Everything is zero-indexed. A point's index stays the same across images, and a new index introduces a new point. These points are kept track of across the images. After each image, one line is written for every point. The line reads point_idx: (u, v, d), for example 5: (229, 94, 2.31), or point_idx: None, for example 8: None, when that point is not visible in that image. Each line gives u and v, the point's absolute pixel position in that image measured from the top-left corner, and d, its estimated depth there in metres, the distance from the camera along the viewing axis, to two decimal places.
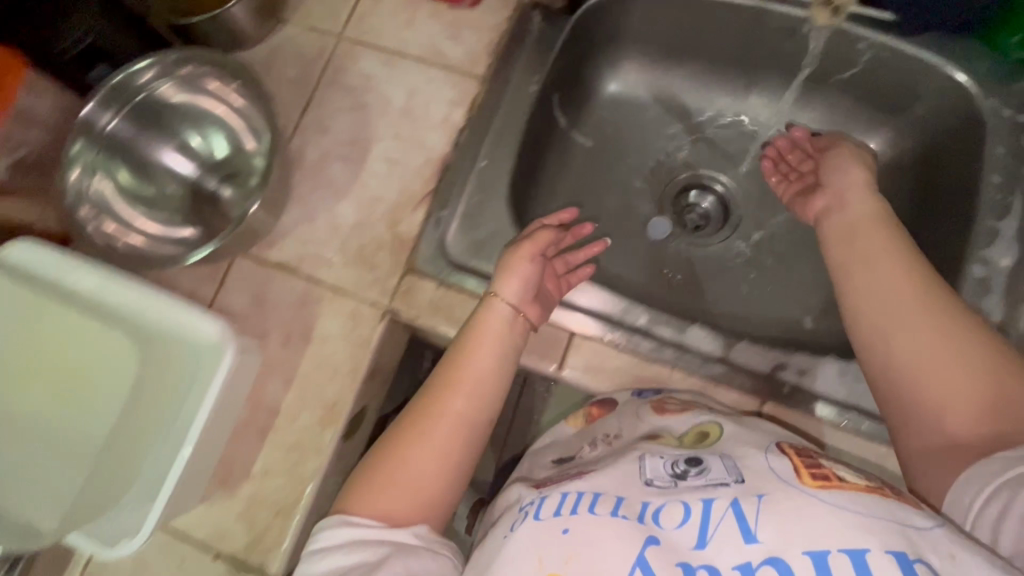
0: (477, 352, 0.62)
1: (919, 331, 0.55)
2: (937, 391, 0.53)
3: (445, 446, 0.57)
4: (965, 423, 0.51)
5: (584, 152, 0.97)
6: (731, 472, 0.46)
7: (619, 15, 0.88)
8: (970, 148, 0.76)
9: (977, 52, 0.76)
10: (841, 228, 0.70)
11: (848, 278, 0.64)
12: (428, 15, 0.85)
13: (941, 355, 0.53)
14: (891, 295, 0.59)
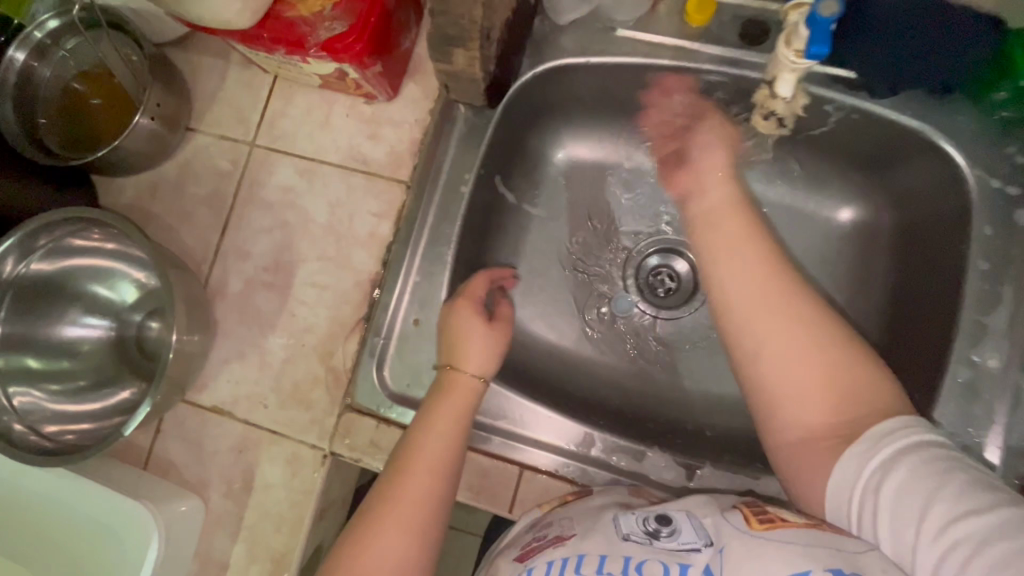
0: (431, 434, 0.61)
1: (788, 322, 0.55)
2: (799, 380, 0.53)
3: (412, 525, 0.56)
4: (815, 413, 0.52)
5: (536, 226, 0.87)
6: (699, 534, 0.50)
7: (557, 85, 0.78)
8: (954, 225, 0.67)
9: (960, 110, 0.66)
10: (706, 214, 0.66)
11: (717, 270, 0.61)
12: (345, 113, 0.78)
13: (801, 350, 0.54)
14: (749, 287, 0.58)
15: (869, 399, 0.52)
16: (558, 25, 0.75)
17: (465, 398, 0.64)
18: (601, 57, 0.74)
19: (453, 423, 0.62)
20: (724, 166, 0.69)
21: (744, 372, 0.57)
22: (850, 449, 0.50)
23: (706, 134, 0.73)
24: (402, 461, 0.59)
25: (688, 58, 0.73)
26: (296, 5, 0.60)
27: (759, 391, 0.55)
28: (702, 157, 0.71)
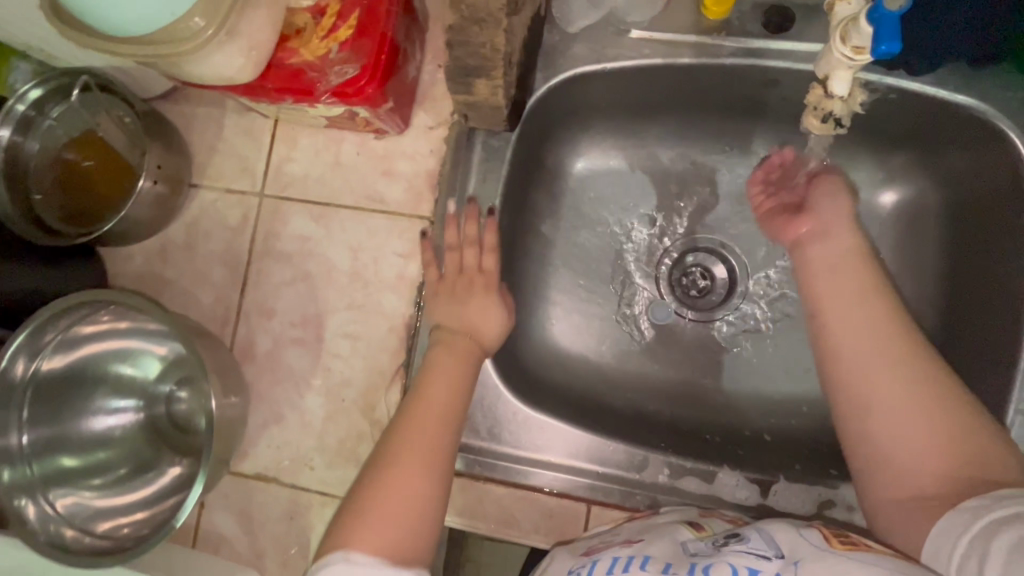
0: (433, 392, 0.60)
1: (903, 380, 0.53)
2: (912, 442, 0.51)
3: (418, 482, 0.55)
4: (927, 479, 0.50)
5: (563, 241, 0.83)
6: (771, 546, 0.48)
7: (574, 94, 0.75)
8: (1005, 199, 0.64)
9: (1004, 82, 0.63)
10: (823, 260, 0.63)
11: (828, 319, 0.59)
12: (356, 150, 0.74)
13: (916, 414, 0.51)
14: (862, 343, 0.56)
15: (991, 468, 0.48)
16: (568, 34, 0.72)
17: (466, 353, 0.63)
18: (619, 63, 0.71)
19: (455, 373, 0.62)
20: (839, 212, 0.65)
21: (845, 415, 0.55)
22: (968, 504, 0.46)
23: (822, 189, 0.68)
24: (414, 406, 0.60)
25: (709, 55, 0.69)
26: (300, 49, 0.56)
27: (868, 449, 0.53)
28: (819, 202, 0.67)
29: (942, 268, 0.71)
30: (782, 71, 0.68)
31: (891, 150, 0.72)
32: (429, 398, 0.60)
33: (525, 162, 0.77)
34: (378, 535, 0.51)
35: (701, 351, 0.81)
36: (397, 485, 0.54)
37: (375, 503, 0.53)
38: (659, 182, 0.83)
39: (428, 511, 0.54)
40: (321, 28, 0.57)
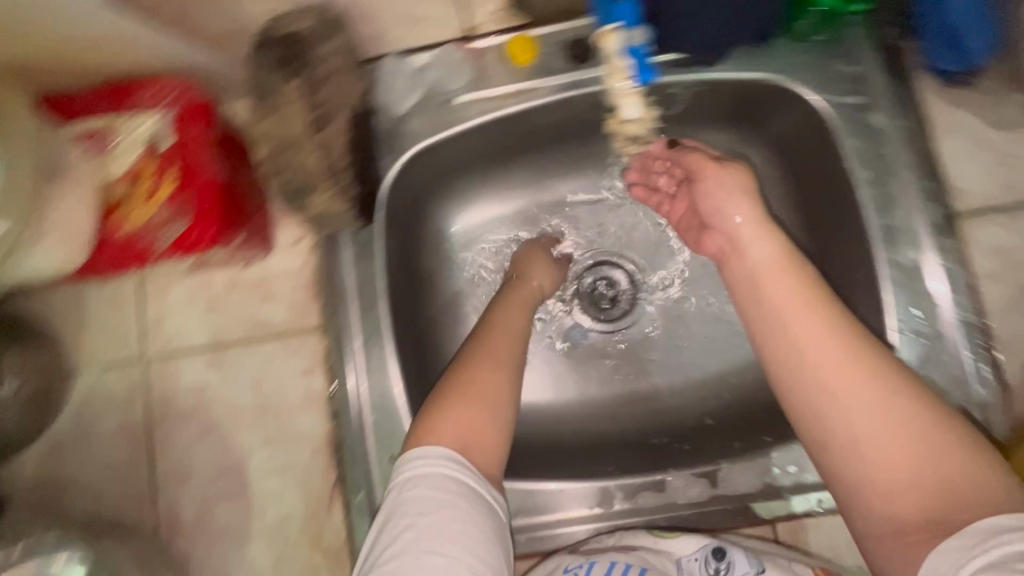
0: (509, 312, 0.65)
1: (871, 406, 0.44)
2: (893, 475, 0.43)
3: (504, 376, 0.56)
4: (912, 517, 0.42)
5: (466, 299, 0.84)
6: (753, 564, 0.59)
7: (426, 166, 0.77)
8: (824, 147, 0.71)
9: (784, 52, 0.70)
10: (751, 271, 0.54)
11: (782, 336, 0.50)
12: (228, 285, 0.72)
13: (893, 440, 0.43)
14: (822, 367, 0.47)
15: (971, 499, 0.41)
16: (399, 116, 0.74)
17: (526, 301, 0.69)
18: (455, 127, 0.74)
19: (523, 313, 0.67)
20: (752, 214, 0.57)
21: (814, 447, 0.48)
22: (952, 541, 0.40)
23: (715, 186, 0.59)
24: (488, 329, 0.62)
25: (532, 99, 0.73)
26: (125, 219, 0.57)
27: (840, 482, 0.46)
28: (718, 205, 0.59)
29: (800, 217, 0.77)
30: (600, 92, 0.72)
31: (723, 128, 0.79)
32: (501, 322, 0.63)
33: (402, 240, 0.79)
34: (461, 419, 0.52)
35: (623, 362, 0.83)
36: (482, 389, 0.54)
37: (457, 394, 0.53)
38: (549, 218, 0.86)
39: (504, 424, 0.54)
40: (141, 194, 0.57)
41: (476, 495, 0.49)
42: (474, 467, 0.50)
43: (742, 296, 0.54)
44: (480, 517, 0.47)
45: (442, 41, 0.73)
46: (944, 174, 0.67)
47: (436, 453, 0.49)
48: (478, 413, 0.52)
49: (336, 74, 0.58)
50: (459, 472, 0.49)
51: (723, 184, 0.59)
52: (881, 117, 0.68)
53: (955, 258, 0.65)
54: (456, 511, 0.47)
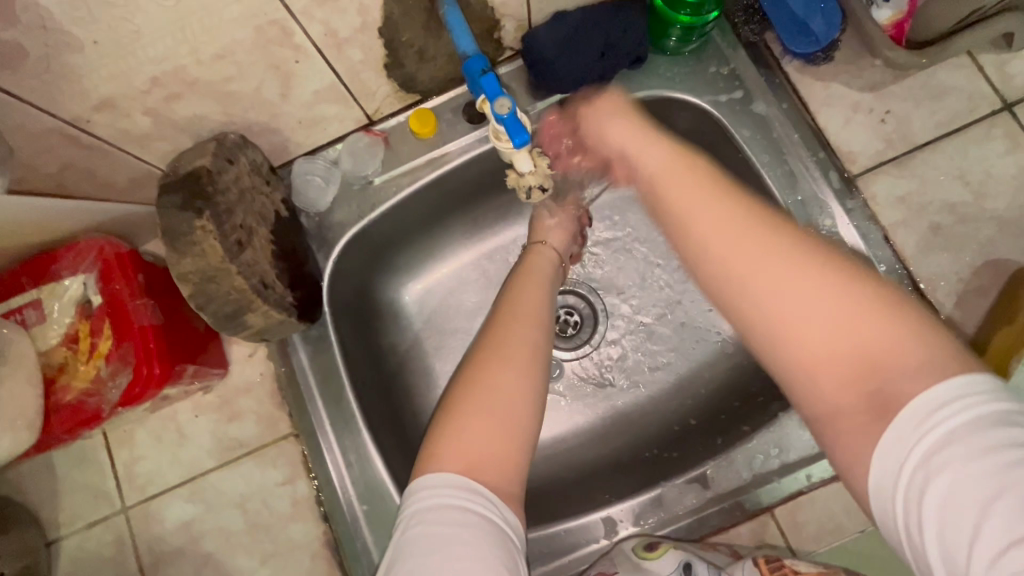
0: (524, 295, 0.66)
1: (775, 273, 0.42)
2: (817, 342, 0.40)
3: (524, 366, 0.57)
4: (843, 391, 0.39)
5: (433, 361, 0.87)
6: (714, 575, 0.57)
7: (362, 249, 0.79)
8: (721, 142, 0.76)
9: (660, 67, 0.75)
10: (649, 174, 0.52)
11: (682, 230, 0.47)
12: (192, 413, 0.72)
13: (809, 306, 0.40)
14: (718, 245, 0.45)
15: (888, 353, 0.38)
16: (322, 209, 0.76)
17: (541, 280, 0.69)
18: (380, 209, 0.77)
19: (540, 292, 0.67)
20: (631, 129, 0.57)
21: (741, 333, 0.45)
22: (899, 427, 0.36)
23: (594, 120, 0.62)
24: (510, 312, 0.63)
25: (444, 165, 0.76)
26: (71, 384, 0.58)
27: (767, 356, 0.43)
28: (609, 133, 0.59)
29: None
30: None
31: None
32: (523, 302, 0.64)
33: (358, 322, 0.81)
34: (474, 434, 0.52)
35: (595, 384, 0.85)
36: (500, 385, 0.55)
37: (473, 400, 0.54)
38: (495, 267, 0.90)
39: (525, 430, 0.54)
40: (81, 355, 0.59)
41: (503, 534, 0.48)
42: (494, 497, 0.49)
43: (646, 204, 0.52)
44: (497, 550, 0.47)
45: (346, 133, 0.75)
46: (835, 142, 0.70)
47: (474, 486, 0.49)
48: (494, 421, 0.53)
49: (244, 198, 0.61)
50: (493, 512, 0.49)
51: (609, 119, 0.60)
52: (762, 104, 0.73)
53: (865, 216, 0.68)
54: (481, 550, 0.46)
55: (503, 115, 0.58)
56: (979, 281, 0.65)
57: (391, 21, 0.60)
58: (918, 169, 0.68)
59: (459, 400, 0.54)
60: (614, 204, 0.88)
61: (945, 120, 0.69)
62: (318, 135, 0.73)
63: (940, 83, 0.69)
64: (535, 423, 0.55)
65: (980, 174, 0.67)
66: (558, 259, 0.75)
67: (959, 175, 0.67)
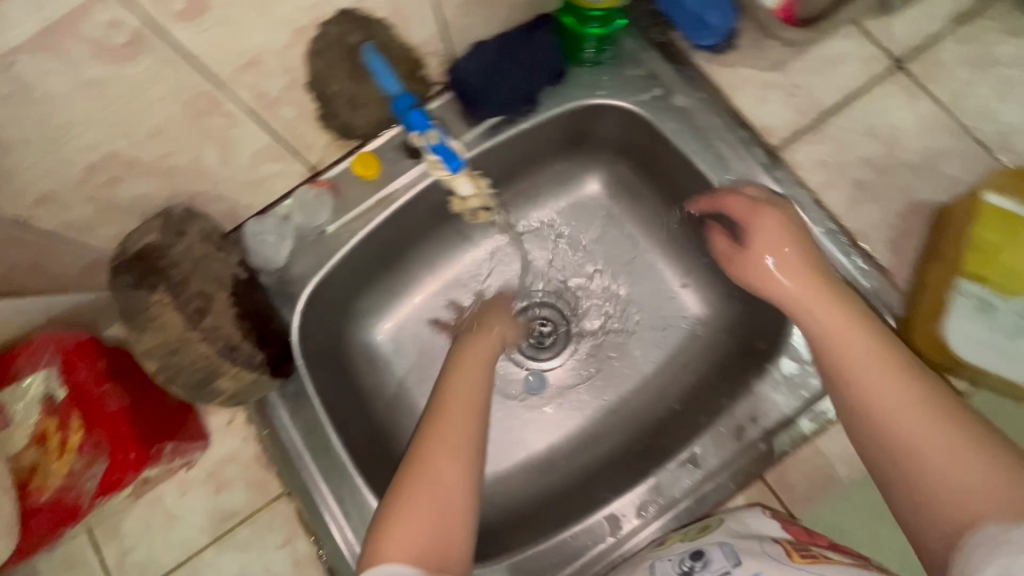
0: (461, 376, 0.65)
1: (903, 400, 0.47)
2: (938, 466, 0.44)
3: (461, 459, 0.56)
4: (957, 510, 0.42)
5: (413, 393, 0.88)
6: (729, 558, 0.54)
7: (328, 298, 0.81)
8: (652, 138, 0.80)
9: (582, 77, 0.80)
10: (788, 295, 0.60)
11: (834, 348, 0.53)
12: (178, 492, 0.70)
13: (934, 434, 0.45)
14: (884, 395, 0.48)
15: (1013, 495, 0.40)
16: (281, 265, 0.77)
17: (479, 360, 0.68)
18: (337, 257, 0.78)
19: (479, 369, 0.66)
20: (802, 253, 0.62)
21: (863, 446, 0.49)
22: (989, 544, 0.39)
23: (756, 218, 0.66)
24: (444, 394, 0.62)
25: (394, 203, 0.79)
26: (45, 483, 0.57)
27: (904, 495, 0.46)
28: (781, 286, 0.61)
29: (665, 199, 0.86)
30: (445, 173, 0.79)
31: (568, 154, 0.88)
32: (459, 383, 0.63)
33: (336, 373, 0.82)
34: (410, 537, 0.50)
35: (578, 391, 0.87)
36: (441, 483, 0.53)
37: (416, 496, 0.52)
38: (461, 292, 0.91)
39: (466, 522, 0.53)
40: (53, 451, 0.58)
41: None
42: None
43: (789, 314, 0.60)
44: None
45: (293, 188, 0.76)
46: (753, 120, 0.75)
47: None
48: (434, 519, 0.51)
49: (194, 267, 0.62)
50: None
51: (776, 274, 0.62)
52: (681, 97, 0.78)
53: (794, 184, 0.72)
54: None
55: (435, 143, 0.70)
56: (907, 225, 0.69)
57: (317, 75, 0.63)
58: (832, 133, 0.73)
59: (399, 493, 0.53)
60: (565, 217, 0.92)
61: (846, 86, 0.74)
62: (265, 194, 0.75)
63: (834, 53, 0.75)
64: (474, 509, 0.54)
65: (887, 129, 0.72)
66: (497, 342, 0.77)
67: (870, 131, 0.72)
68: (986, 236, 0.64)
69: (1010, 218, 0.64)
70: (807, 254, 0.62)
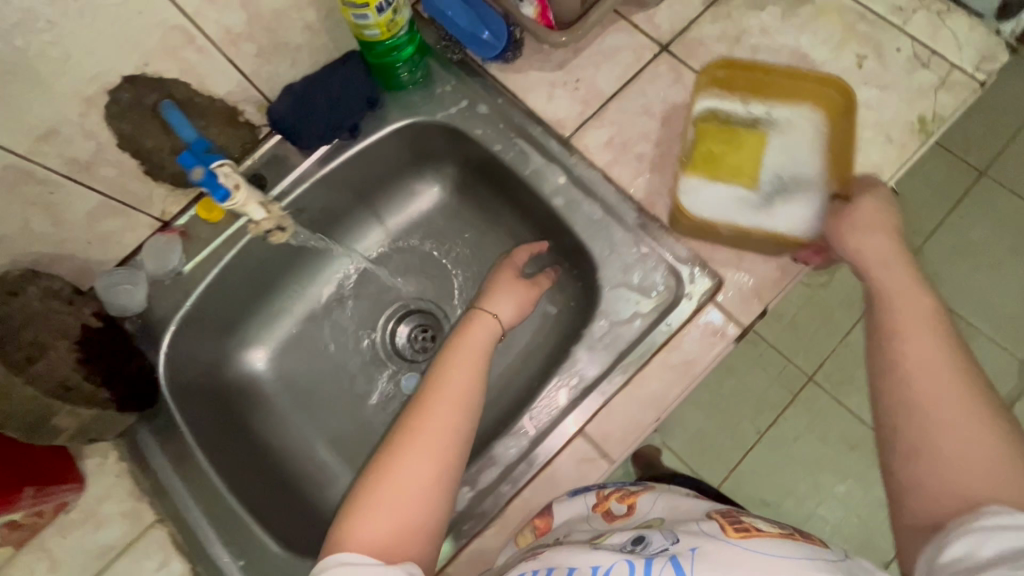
0: (450, 374, 0.71)
1: (953, 395, 0.51)
2: (952, 440, 0.50)
3: (432, 454, 0.64)
4: (951, 477, 0.49)
5: (298, 410, 0.94)
6: (669, 537, 0.55)
7: (197, 332, 0.87)
8: (471, 142, 0.88)
9: (398, 100, 0.89)
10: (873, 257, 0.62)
11: (886, 309, 0.58)
12: (58, 535, 0.75)
13: (953, 416, 0.51)
14: (922, 367, 0.53)
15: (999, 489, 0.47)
16: (141, 310, 0.83)
17: (476, 354, 0.75)
18: (195, 292, 0.84)
19: (471, 369, 0.73)
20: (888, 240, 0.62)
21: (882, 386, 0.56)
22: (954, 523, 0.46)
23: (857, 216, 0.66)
24: (430, 391, 0.70)
25: (241, 238, 0.85)
26: None
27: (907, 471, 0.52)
28: (865, 243, 0.63)
29: (500, 197, 0.94)
30: (298, 197, 0.88)
31: (412, 170, 0.97)
32: (449, 382, 0.70)
33: (215, 399, 0.88)
34: (377, 525, 0.59)
35: None
36: (409, 473, 0.62)
37: (383, 486, 0.61)
38: (334, 311, 0.98)
39: (430, 509, 0.61)
40: None
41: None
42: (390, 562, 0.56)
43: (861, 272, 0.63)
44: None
45: (144, 239, 0.83)
46: (546, 116, 0.83)
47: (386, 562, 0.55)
48: (396, 508, 0.60)
49: (36, 317, 0.70)
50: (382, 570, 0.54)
51: (864, 231, 0.64)
52: (485, 105, 0.86)
53: (586, 166, 0.81)
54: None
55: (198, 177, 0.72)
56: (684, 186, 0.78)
57: (126, 135, 0.70)
58: (612, 117, 0.82)
59: (371, 484, 0.62)
60: (422, 227, 1.00)
61: (622, 73, 0.83)
62: (115, 248, 0.81)
63: (608, 46, 0.84)
64: (445, 496, 0.63)
65: (658, 106, 0.81)
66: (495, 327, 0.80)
67: (644, 111, 0.81)
68: (709, 146, 0.78)
69: (728, 129, 0.78)
70: (897, 247, 0.62)
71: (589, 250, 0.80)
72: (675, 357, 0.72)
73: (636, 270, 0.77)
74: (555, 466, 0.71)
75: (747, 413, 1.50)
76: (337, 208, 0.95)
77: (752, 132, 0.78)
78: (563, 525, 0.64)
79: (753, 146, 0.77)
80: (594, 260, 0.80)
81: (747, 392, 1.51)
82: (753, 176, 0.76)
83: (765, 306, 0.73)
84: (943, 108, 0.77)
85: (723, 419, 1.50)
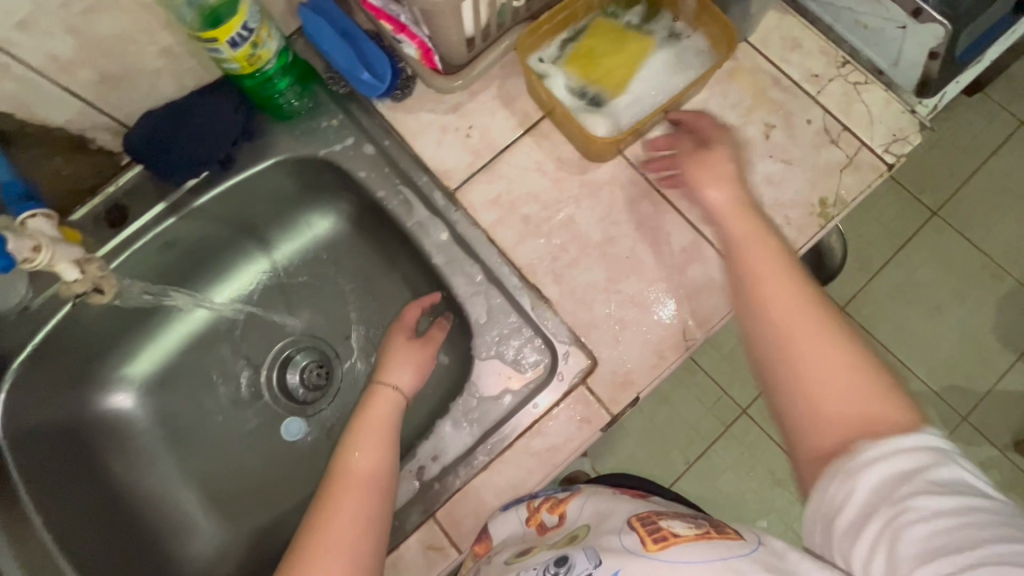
0: (356, 458, 0.66)
1: (815, 332, 0.51)
2: (828, 374, 0.49)
3: (342, 559, 0.58)
4: (834, 416, 0.48)
5: (167, 453, 0.88)
6: (591, 559, 0.53)
7: (49, 373, 0.80)
8: (352, 183, 0.82)
9: (275, 129, 0.81)
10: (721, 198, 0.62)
11: (741, 253, 0.58)
12: None
13: (822, 352, 0.50)
14: (781, 303, 0.53)
15: (880, 418, 0.47)
16: None
17: (378, 429, 0.70)
18: (45, 329, 0.77)
19: (379, 450, 0.67)
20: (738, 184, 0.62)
21: (749, 334, 0.55)
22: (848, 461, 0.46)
23: (709, 168, 0.64)
24: (335, 483, 0.64)
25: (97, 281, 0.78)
26: None
27: (793, 417, 0.51)
28: (716, 194, 0.63)
29: (391, 241, 0.88)
30: (166, 231, 0.80)
31: (299, 203, 0.89)
32: (353, 469, 0.65)
33: (71, 444, 0.83)
34: None
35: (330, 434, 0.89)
36: None
37: None
38: (213, 349, 0.91)
39: None
40: None
41: None
42: None
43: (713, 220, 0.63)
44: None
45: None
46: (432, 162, 0.77)
47: None
48: None
49: None
50: None
51: (715, 182, 0.63)
52: (371, 145, 0.80)
53: (467, 225, 0.75)
54: None
55: None
56: (567, 254, 0.73)
57: None
58: (502, 170, 0.76)
59: None
60: (308, 261, 0.93)
61: (518, 124, 0.77)
62: None
63: (506, 92, 0.77)
64: None
65: (552, 163, 0.75)
66: (402, 399, 0.74)
67: (536, 167, 0.75)
68: (593, 44, 0.75)
69: (619, 32, 0.75)
70: (739, 194, 0.62)
71: (465, 314, 0.75)
72: (536, 441, 0.69)
73: (512, 342, 0.73)
74: (400, 551, 0.67)
75: (678, 442, 1.45)
76: (214, 239, 0.87)
77: (638, 39, 0.75)
78: (496, 550, 0.62)
79: (632, 54, 0.75)
80: (470, 325, 0.74)
81: (680, 424, 1.46)
82: (611, 85, 0.75)
83: (637, 394, 0.69)
84: (847, 190, 0.72)
85: (653, 449, 1.45)
